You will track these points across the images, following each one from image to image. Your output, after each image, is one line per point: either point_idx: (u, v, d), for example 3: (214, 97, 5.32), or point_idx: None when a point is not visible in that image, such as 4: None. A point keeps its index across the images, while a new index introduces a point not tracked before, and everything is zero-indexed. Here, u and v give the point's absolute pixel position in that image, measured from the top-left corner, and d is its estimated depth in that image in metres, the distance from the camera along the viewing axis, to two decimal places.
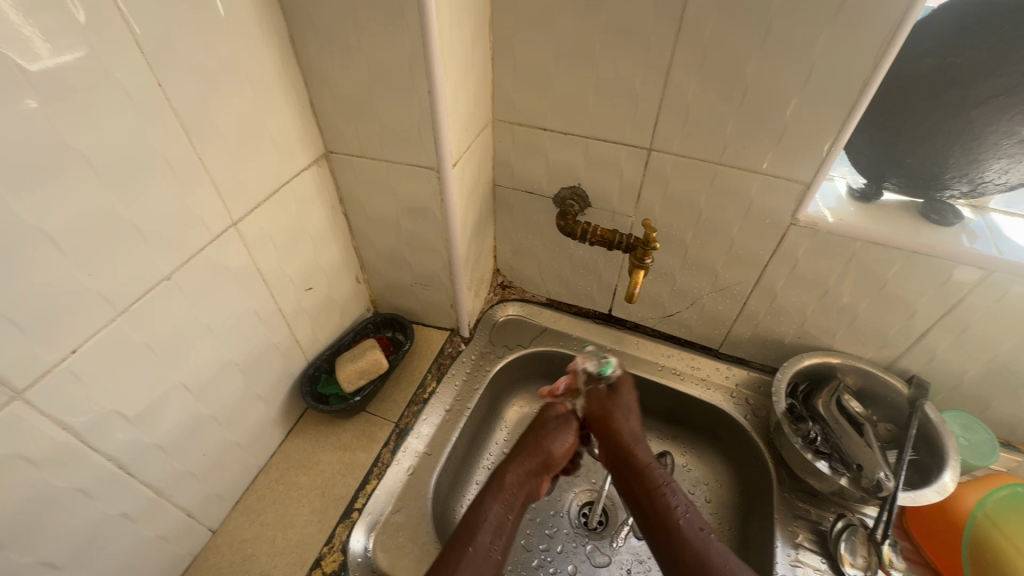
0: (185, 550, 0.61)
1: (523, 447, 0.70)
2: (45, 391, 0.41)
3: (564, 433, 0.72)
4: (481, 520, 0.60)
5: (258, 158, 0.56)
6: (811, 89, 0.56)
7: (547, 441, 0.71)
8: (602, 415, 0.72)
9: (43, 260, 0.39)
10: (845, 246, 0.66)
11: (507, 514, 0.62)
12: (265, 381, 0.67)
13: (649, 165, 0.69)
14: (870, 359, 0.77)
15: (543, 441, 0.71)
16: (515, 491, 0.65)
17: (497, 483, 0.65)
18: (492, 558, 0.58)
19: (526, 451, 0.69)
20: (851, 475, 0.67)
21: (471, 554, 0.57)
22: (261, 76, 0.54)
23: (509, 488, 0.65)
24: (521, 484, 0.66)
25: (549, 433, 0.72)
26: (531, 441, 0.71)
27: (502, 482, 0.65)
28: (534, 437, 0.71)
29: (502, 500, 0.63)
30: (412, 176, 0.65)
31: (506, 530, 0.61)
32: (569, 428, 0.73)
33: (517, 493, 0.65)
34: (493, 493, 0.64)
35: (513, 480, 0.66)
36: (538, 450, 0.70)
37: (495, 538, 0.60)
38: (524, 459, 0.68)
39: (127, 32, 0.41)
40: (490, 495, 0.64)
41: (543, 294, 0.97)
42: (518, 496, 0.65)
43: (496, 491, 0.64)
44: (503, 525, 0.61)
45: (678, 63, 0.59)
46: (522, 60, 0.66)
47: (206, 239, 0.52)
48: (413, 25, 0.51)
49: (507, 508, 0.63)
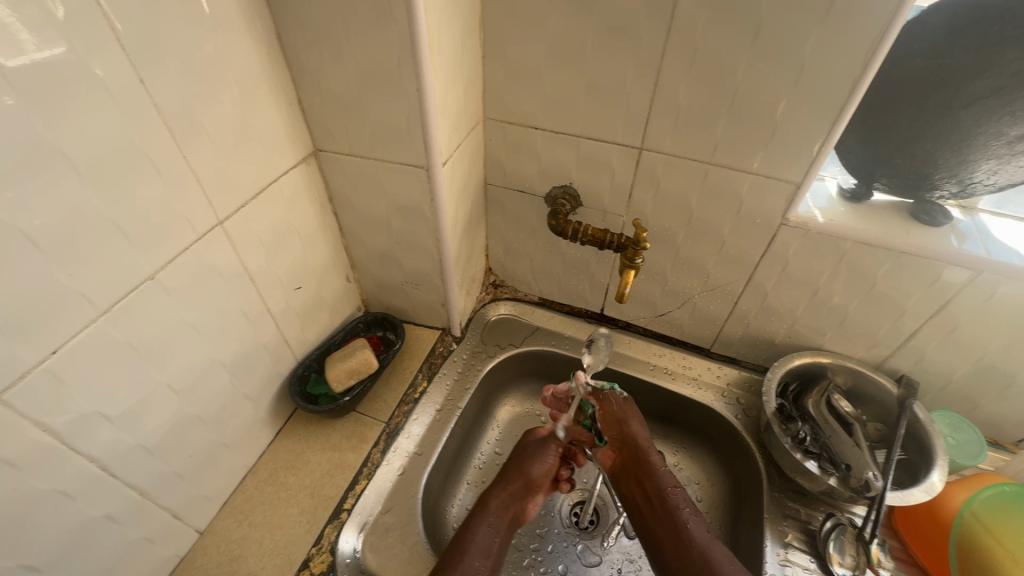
0: (171, 552, 0.60)
1: (504, 473, 0.70)
2: (25, 392, 0.41)
3: (544, 453, 0.71)
4: (469, 543, 0.61)
5: (245, 156, 0.56)
6: (801, 89, 0.55)
7: (528, 464, 0.70)
8: (614, 419, 0.72)
9: (22, 259, 0.39)
10: (835, 246, 0.66)
11: (494, 537, 0.63)
12: (253, 381, 0.66)
13: (640, 164, 0.69)
14: (859, 359, 0.77)
15: (525, 463, 0.70)
16: (500, 514, 0.66)
17: (482, 509, 0.66)
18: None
19: (508, 475, 0.69)
20: (840, 475, 0.67)
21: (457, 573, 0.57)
22: (247, 73, 0.53)
23: (495, 511, 0.66)
24: (504, 507, 0.66)
25: (529, 456, 0.71)
26: (511, 468, 0.70)
27: (486, 507, 0.66)
28: (513, 464, 0.71)
29: (490, 524, 0.64)
30: (402, 175, 0.65)
31: (494, 550, 0.62)
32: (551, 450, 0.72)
33: (502, 514, 0.66)
34: (479, 516, 0.65)
35: (497, 503, 0.66)
36: (520, 473, 0.69)
37: (484, 561, 0.60)
38: (504, 486, 0.68)
39: (109, 28, 0.40)
40: (476, 519, 0.64)
41: (535, 293, 0.96)
42: (503, 518, 0.65)
43: (481, 516, 0.65)
44: (491, 547, 0.62)
45: (669, 62, 0.59)
46: (512, 59, 0.66)
47: (191, 238, 0.52)
48: (401, 22, 0.51)
49: (492, 532, 0.63)
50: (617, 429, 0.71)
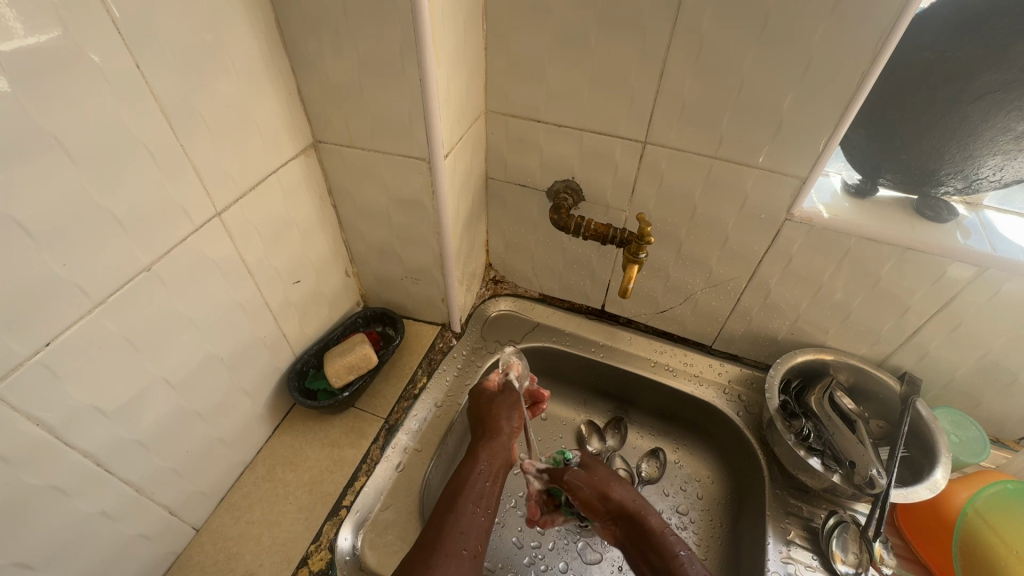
0: (166, 549, 0.59)
1: (483, 424, 0.69)
2: (17, 386, 0.40)
3: (514, 406, 0.72)
4: (463, 489, 0.60)
5: (243, 147, 0.55)
6: (808, 82, 0.55)
7: (502, 417, 0.70)
8: (596, 493, 0.67)
9: (14, 250, 0.38)
10: (840, 242, 0.66)
11: (486, 481, 0.62)
12: (251, 375, 0.65)
13: (643, 159, 0.68)
14: (862, 356, 0.77)
15: (499, 416, 0.70)
16: (489, 459, 0.65)
17: (471, 457, 0.65)
18: (479, 520, 0.57)
19: (489, 427, 0.69)
20: (843, 472, 0.67)
21: (458, 519, 0.56)
22: (246, 62, 0.52)
23: (484, 459, 0.65)
24: (494, 455, 0.65)
25: (499, 410, 0.71)
26: (487, 418, 0.69)
27: (476, 456, 0.65)
28: (486, 412, 0.71)
29: (480, 471, 0.63)
30: (403, 167, 0.64)
31: (488, 492, 0.61)
32: (517, 399, 0.73)
33: (490, 463, 0.64)
34: (468, 465, 0.64)
35: (485, 453, 0.65)
36: (498, 426, 0.69)
37: (477, 506, 0.59)
38: (488, 438, 0.67)
39: (105, 13, 0.39)
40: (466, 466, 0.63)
41: (535, 289, 0.96)
42: (493, 463, 0.64)
43: (471, 465, 0.64)
44: (484, 489, 0.61)
45: (675, 54, 0.58)
46: (515, 51, 0.65)
47: (188, 230, 0.51)
48: (403, 11, 0.50)
49: (483, 479, 0.62)
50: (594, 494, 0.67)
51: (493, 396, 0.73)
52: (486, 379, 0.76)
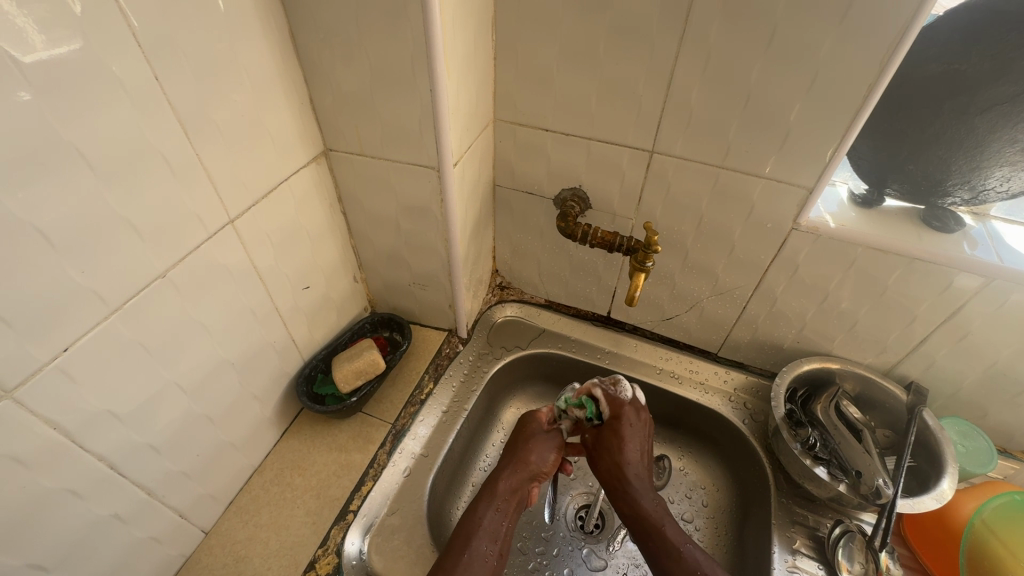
0: (177, 552, 0.60)
1: (512, 455, 0.68)
2: (35, 390, 0.40)
3: (551, 450, 0.70)
4: (478, 527, 0.61)
5: (256, 155, 0.55)
6: (815, 94, 0.55)
7: (534, 454, 0.69)
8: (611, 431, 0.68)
9: (35, 257, 0.39)
10: (846, 251, 0.66)
11: (502, 520, 0.63)
12: (260, 379, 0.66)
13: (650, 167, 0.69)
14: (868, 365, 0.77)
15: (530, 451, 0.69)
16: (508, 496, 0.65)
17: (491, 490, 0.65)
18: (489, 564, 0.59)
19: (516, 459, 0.68)
20: (849, 481, 0.67)
21: (466, 563, 0.57)
22: (260, 73, 0.53)
23: (502, 494, 0.65)
24: (512, 491, 0.65)
25: (535, 443, 0.70)
26: (519, 450, 0.69)
27: (495, 489, 0.65)
28: (520, 446, 0.69)
29: (498, 509, 0.63)
30: (412, 175, 0.65)
31: (503, 533, 0.62)
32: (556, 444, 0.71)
33: (510, 499, 0.65)
34: (487, 499, 0.64)
35: (506, 488, 0.65)
36: (527, 460, 0.68)
37: (491, 544, 0.60)
38: (512, 471, 0.67)
39: (125, 25, 0.40)
40: (484, 502, 0.63)
41: (541, 295, 0.96)
42: (512, 501, 0.65)
43: (490, 499, 0.64)
44: (499, 530, 0.62)
45: (682, 65, 0.59)
46: (524, 60, 0.66)
47: (202, 237, 0.51)
48: (415, 22, 0.50)
49: (500, 515, 0.63)
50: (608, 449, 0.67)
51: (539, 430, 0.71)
52: (537, 411, 0.74)
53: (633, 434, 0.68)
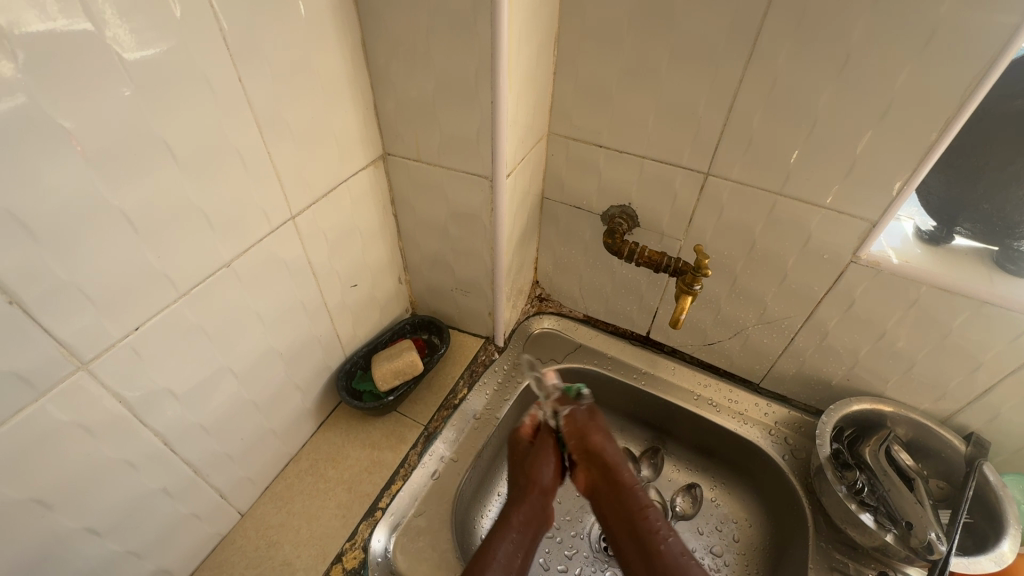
0: (213, 530, 0.62)
1: (526, 477, 0.66)
2: (106, 364, 0.43)
3: (546, 450, 0.69)
4: (490, 554, 0.57)
5: (320, 156, 0.58)
6: (887, 124, 0.53)
7: (535, 471, 0.67)
8: (578, 430, 0.70)
9: (120, 241, 0.41)
10: (908, 289, 0.63)
11: (517, 552, 0.58)
12: (304, 371, 0.68)
13: (704, 190, 0.68)
14: (924, 411, 0.73)
15: (535, 467, 0.67)
16: (521, 530, 0.61)
17: (503, 524, 0.61)
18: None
19: (524, 482, 0.66)
20: (898, 532, 0.63)
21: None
22: (331, 78, 0.56)
23: (517, 527, 0.61)
24: (524, 524, 0.61)
25: (545, 456, 0.68)
26: (522, 475, 0.67)
27: (508, 523, 0.61)
28: (522, 469, 0.68)
29: (509, 539, 0.59)
30: (466, 184, 0.66)
31: (517, 568, 0.57)
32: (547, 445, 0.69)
33: (525, 529, 0.61)
34: (501, 532, 0.59)
35: (518, 522, 0.61)
36: (532, 479, 0.66)
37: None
38: (523, 497, 0.64)
39: (217, 26, 0.42)
40: (497, 534, 0.59)
41: (580, 310, 0.96)
42: (525, 535, 0.61)
43: (500, 531, 0.60)
44: (513, 564, 0.57)
45: (746, 88, 0.58)
46: (584, 77, 0.66)
47: (266, 230, 0.54)
48: (482, 35, 0.52)
49: (514, 550, 0.58)
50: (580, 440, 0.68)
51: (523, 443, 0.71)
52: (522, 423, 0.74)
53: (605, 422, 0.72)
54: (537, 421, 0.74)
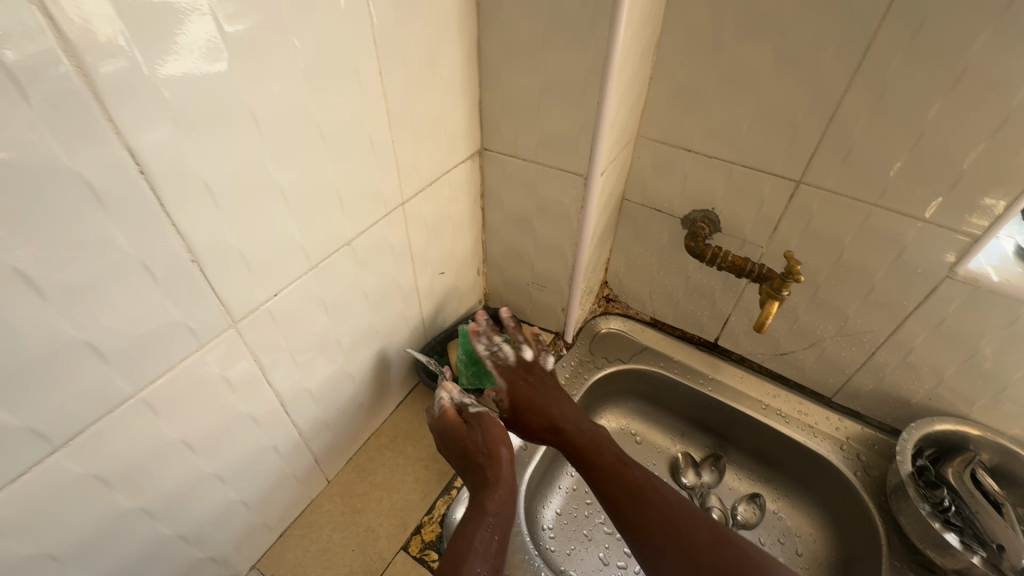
0: (305, 492, 0.66)
1: (477, 449, 0.61)
2: (251, 324, 0.47)
3: (490, 422, 0.63)
4: (470, 547, 0.52)
5: (430, 147, 0.61)
6: (1002, 138, 0.53)
7: (496, 442, 0.61)
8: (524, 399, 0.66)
9: (276, 212, 0.45)
10: (1008, 309, 0.61)
11: (494, 535, 0.54)
12: (392, 350, 0.72)
13: (794, 198, 0.68)
14: (1013, 436, 0.71)
15: (489, 439, 0.61)
16: (499, 508, 0.57)
17: (477, 512, 0.56)
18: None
19: (473, 461, 0.60)
20: (987, 555, 0.61)
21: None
22: (448, 74, 0.59)
23: (493, 510, 0.56)
24: (502, 505, 0.57)
25: (488, 421, 0.64)
26: (478, 453, 0.61)
27: (484, 505, 0.57)
28: (464, 446, 0.62)
29: (490, 525, 0.55)
30: (558, 181, 0.69)
31: (496, 550, 0.53)
32: (490, 420, 0.63)
33: (505, 512, 0.57)
34: (475, 519, 0.55)
35: (495, 504, 0.57)
36: (485, 451, 0.60)
37: (486, 563, 0.51)
38: (495, 477, 0.59)
39: (368, 22, 0.46)
40: (472, 521, 0.55)
41: (647, 312, 0.97)
42: (504, 511, 0.57)
43: (477, 518, 0.55)
44: (492, 547, 0.53)
45: (851, 98, 0.58)
46: (681, 82, 0.68)
47: (380, 213, 0.58)
48: (598, 38, 0.54)
49: (492, 534, 0.54)
50: (512, 388, 0.68)
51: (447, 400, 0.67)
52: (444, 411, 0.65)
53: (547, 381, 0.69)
54: (453, 403, 0.67)
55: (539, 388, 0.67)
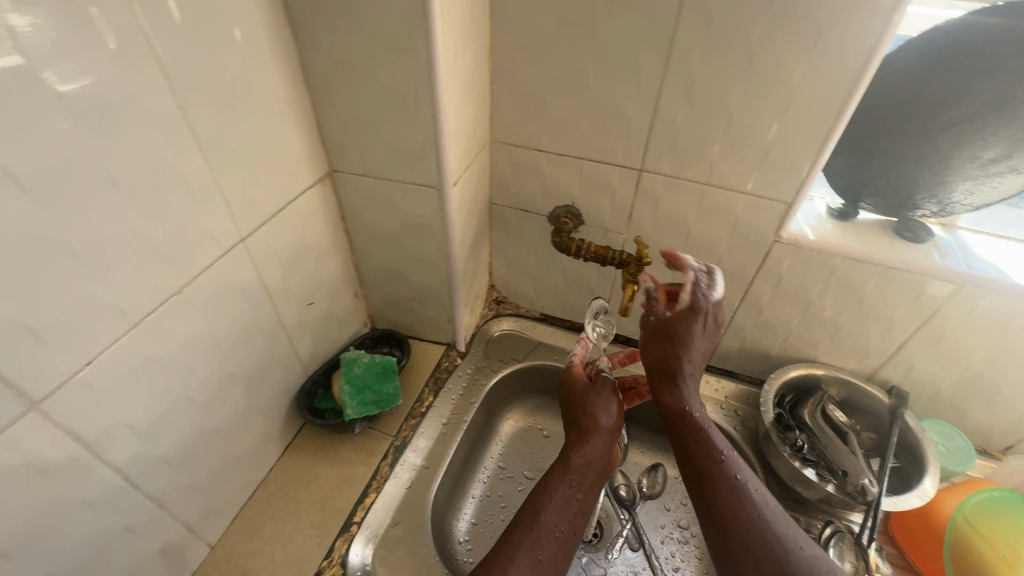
0: (181, 566, 0.60)
1: (577, 420, 0.66)
2: (60, 402, 0.42)
3: (611, 396, 0.69)
4: (545, 503, 0.59)
5: (266, 177, 0.58)
6: (792, 115, 0.60)
7: (599, 410, 0.67)
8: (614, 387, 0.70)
9: (66, 275, 0.41)
10: (826, 262, 0.70)
11: (575, 495, 0.60)
12: (265, 394, 0.67)
13: (640, 185, 0.73)
14: (851, 370, 0.80)
15: (595, 411, 0.67)
16: (584, 467, 0.62)
17: (563, 466, 0.62)
18: (560, 535, 0.57)
19: (584, 427, 0.65)
20: (837, 482, 0.69)
21: (540, 537, 0.56)
22: (272, 99, 0.56)
23: (576, 469, 0.62)
24: (587, 464, 0.63)
25: (594, 401, 0.68)
26: (582, 418, 0.66)
27: (567, 465, 0.62)
28: (579, 410, 0.67)
29: (556, 494, 0.60)
30: (414, 194, 0.68)
31: (572, 513, 0.59)
32: (609, 386, 0.70)
33: (587, 474, 0.62)
34: (559, 475, 0.61)
35: (579, 464, 0.62)
36: (594, 422, 0.65)
37: (559, 519, 0.58)
38: (584, 441, 0.64)
39: (152, 55, 0.43)
40: (556, 477, 0.61)
41: (536, 309, 0.99)
42: (590, 473, 0.62)
43: (562, 472, 0.62)
44: (570, 509, 0.59)
45: (668, 90, 0.63)
46: (519, 86, 0.70)
47: (216, 254, 0.54)
48: (419, 51, 0.54)
49: (571, 492, 0.60)
50: (666, 355, 0.61)
51: (588, 392, 0.69)
52: (572, 369, 0.73)
53: (704, 331, 0.62)
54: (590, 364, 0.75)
55: (671, 336, 0.62)
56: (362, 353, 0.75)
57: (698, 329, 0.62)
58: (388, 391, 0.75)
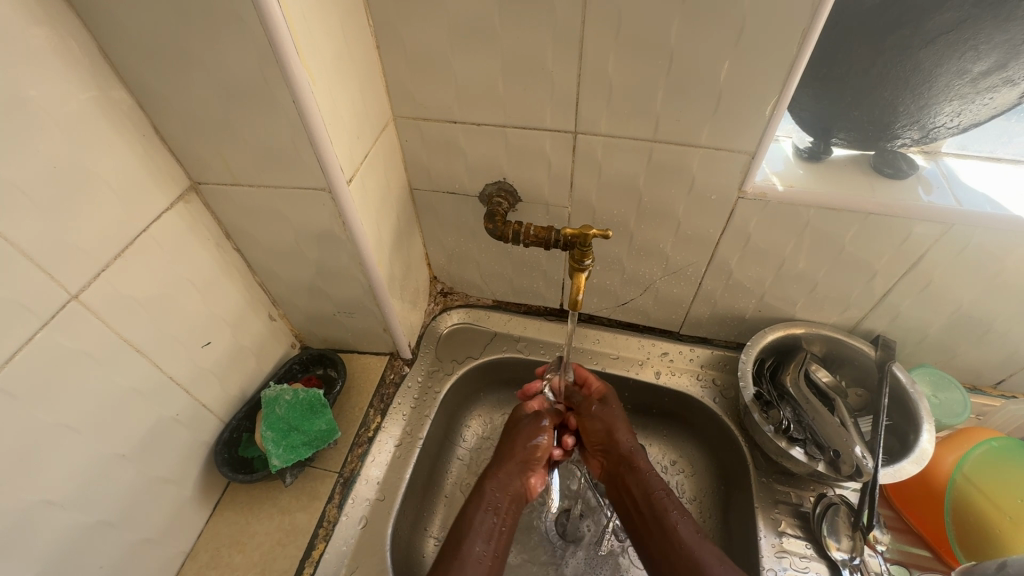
0: None
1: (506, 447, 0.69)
2: None
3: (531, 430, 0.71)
4: (468, 531, 0.61)
5: (89, 213, 0.45)
6: (743, 50, 0.48)
7: (518, 439, 0.70)
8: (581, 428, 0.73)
9: None
10: (799, 215, 0.60)
11: (495, 520, 0.63)
12: (168, 460, 0.57)
13: (577, 150, 0.61)
14: (833, 324, 0.73)
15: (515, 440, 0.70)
16: (500, 491, 0.66)
17: (479, 493, 0.65)
18: (484, 565, 0.59)
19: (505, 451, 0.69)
20: (828, 459, 0.63)
21: (462, 566, 0.57)
22: (73, 114, 0.43)
23: (493, 495, 0.65)
24: (504, 491, 0.66)
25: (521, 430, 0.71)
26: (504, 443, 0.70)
27: (483, 492, 0.65)
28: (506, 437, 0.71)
29: (490, 505, 0.64)
30: (301, 200, 0.55)
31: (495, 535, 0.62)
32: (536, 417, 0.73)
33: (503, 495, 0.66)
34: (477, 502, 0.64)
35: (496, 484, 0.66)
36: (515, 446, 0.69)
37: (486, 544, 0.61)
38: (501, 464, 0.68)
39: None
40: (475, 504, 0.64)
41: (487, 296, 0.88)
42: (505, 496, 0.65)
43: (482, 495, 0.65)
44: (491, 530, 0.62)
45: (590, 33, 0.50)
46: (412, 47, 0.56)
47: (34, 325, 0.42)
48: (251, 22, 0.41)
49: (492, 514, 0.64)
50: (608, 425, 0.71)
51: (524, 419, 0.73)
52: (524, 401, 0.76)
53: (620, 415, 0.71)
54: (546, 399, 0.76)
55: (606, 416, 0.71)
56: (284, 388, 0.66)
57: (619, 411, 0.71)
58: (320, 427, 0.66)
